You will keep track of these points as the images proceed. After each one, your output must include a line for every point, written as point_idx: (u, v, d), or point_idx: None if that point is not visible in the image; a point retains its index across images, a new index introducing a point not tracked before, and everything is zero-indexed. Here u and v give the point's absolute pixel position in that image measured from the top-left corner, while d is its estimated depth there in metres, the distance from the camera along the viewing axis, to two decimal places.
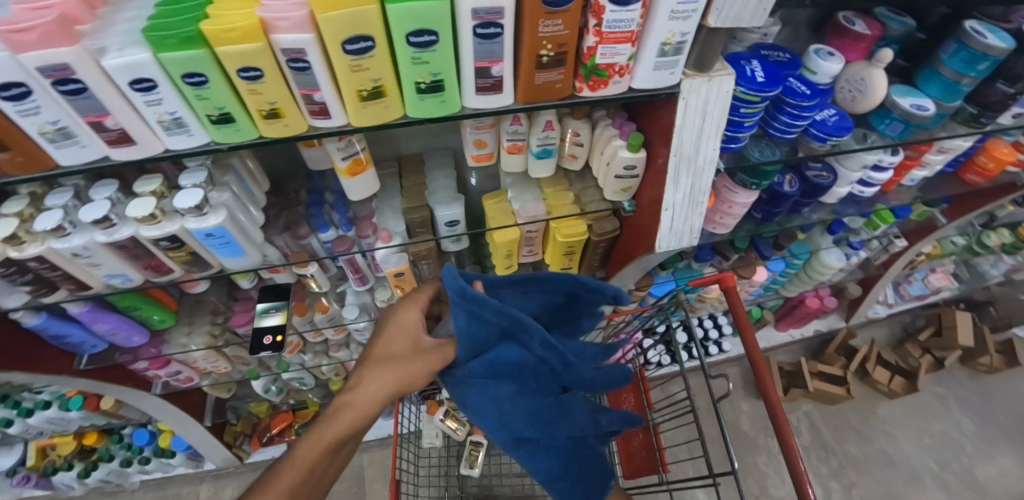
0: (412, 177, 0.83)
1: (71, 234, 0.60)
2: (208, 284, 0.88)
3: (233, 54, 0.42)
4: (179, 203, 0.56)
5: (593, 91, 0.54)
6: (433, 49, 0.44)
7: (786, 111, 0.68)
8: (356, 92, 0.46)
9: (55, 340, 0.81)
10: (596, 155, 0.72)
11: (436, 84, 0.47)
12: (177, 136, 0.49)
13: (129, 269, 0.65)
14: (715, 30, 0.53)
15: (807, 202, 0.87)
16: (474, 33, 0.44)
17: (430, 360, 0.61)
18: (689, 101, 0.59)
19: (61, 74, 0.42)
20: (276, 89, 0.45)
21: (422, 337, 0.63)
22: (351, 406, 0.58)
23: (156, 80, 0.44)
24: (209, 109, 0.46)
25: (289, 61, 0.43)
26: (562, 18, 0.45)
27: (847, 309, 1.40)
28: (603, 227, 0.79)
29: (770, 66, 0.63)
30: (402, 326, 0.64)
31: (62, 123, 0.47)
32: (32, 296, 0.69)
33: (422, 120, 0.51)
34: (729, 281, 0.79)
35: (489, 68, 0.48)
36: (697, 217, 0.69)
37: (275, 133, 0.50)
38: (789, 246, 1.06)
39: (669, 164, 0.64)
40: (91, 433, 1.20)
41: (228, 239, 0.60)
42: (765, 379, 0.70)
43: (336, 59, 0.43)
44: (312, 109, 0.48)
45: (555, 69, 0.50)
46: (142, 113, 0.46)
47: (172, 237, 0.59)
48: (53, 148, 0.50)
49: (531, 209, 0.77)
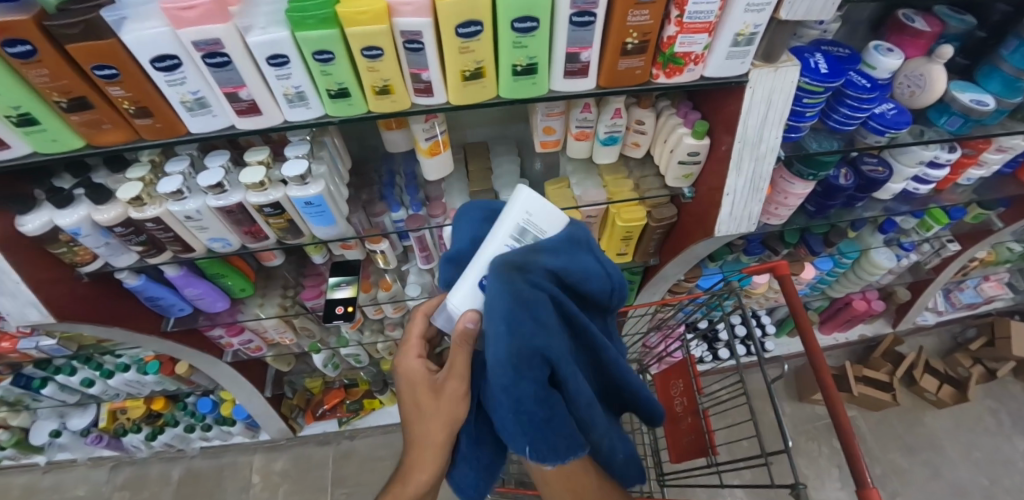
0: (477, 162, 0.88)
1: (187, 198, 0.66)
2: (281, 257, 0.95)
3: (360, 34, 0.47)
4: (287, 171, 0.62)
5: (669, 78, 0.58)
6: (533, 34, 0.49)
7: (846, 103, 0.70)
8: (460, 72, 0.52)
9: (149, 302, 0.89)
10: (659, 143, 0.76)
11: (531, 67, 0.52)
12: (297, 108, 0.55)
13: (230, 234, 0.72)
14: (785, 22, 0.57)
15: (862, 195, 0.88)
16: (570, 21, 0.49)
17: (447, 398, 0.57)
18: (756, 90, 0.62)
19: (213, 48, 0.48)
20: (391, 67, 0.51)
21: (432, 375, 0.60)
22: (420, 463, 0.58)
23: (290, 56, 0.50)
24: (330, 84, 0.52)
25: (406, 43, 0.49)
26: (649, 9, 0.50)
27: (895, 314, 1.39)
28: (661, 213, 0.82)
29: (833, 59, 0.65)
30: (412, 375, 0.61)
31: (199, 93, 0.54)
32: (142, 257, 0.77)
33: (513, 100, 0.57)
34: (783, 269, 0.81)
35: (579, 54, 0.52)
36: (756, 204, 0.72)
37: (384, 108, 0.55)
38: (839, 244, 1.07)
39: (732, 150, 0.67)
40: (159, 399, 1.28)
41: (323, 208, 0.66)
42: (819, 362, 0.72)
43: (447, 42, 0.49)
44: (418, 87, 0.54)
45: (637, 56, 0.54)
46: (271, 86, 0.53)
47: (275, 203, 0.65)
48: (189, 116, 0.56)
49: (592, 195, 0.82)
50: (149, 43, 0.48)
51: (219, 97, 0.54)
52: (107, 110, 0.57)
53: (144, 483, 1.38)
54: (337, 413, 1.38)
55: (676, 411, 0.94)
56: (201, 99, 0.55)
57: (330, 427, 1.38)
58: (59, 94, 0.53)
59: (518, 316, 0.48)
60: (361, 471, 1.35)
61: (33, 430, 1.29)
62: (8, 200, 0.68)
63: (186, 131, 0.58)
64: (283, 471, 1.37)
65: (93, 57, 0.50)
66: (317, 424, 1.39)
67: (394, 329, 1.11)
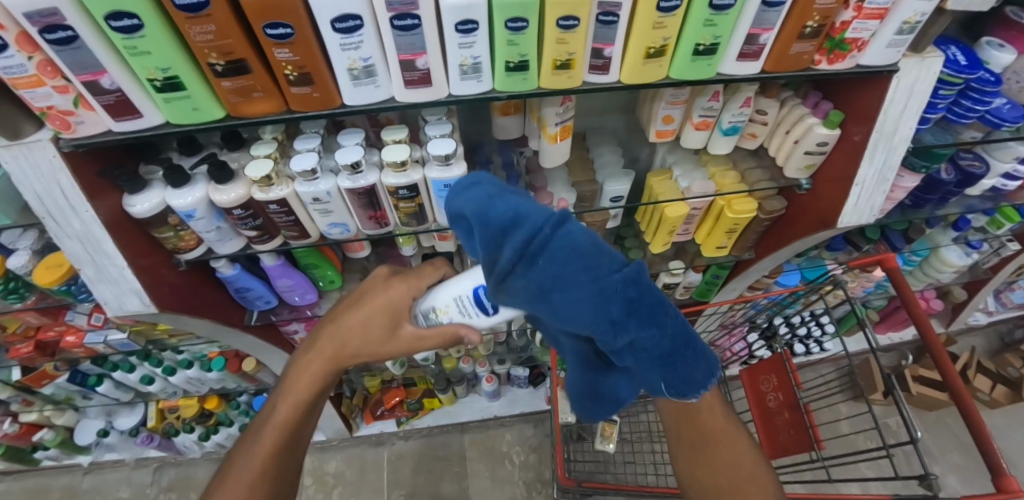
0: (577, 153, 0.88)
1: (319, 178, 0.64)
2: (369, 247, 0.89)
3: (563, 4, 0.47)
4: (434, 151, 0.60)
5: (830, 65, 0.60)
6: (726, 12, 0.50)
7: (969, 96, 0.71)
8: (644, 49, 0.52)
9: (237, 293, 0.86)
10: (779, 133, 0.76)
11: (713, 46, 0.53)
12: (469, 81, 0.53)
13: (352, 218, 0.70)
14: (946, 13, 0.58)
15: (958, 190, 0.88)
16: (764, 1, 0.51)
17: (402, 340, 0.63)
18: (903, 78, 0.63)
19: (407, 8, 0.46)
20: (579, 40, 0.50)
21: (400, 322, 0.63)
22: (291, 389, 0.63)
23: (480, 23, 0.48)
24: (512, 56, 0.51)
25: (600, 15, 0.49)
26: None
27: (949, 314, 1.40)
28: (772, 206, 0.82)
29: (968, 51, 0.66)
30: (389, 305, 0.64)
31: (369, 60, 0.51)
32: (250, 242, 0.74)
33: (679, 81, 0.57)
34: (892, 261, 0.81)
35: (759, 36, 0.54)
36: (881, 194, 0.73)
37: (555, 84, 0.54)
38: (914, 242, 1.07)
39: (869, 140, 0.68)
40: (212, 397, 1.25)
41: (460, 192, 0.65)
42: (942, 352, 0.72)
43: (644, 15, 0.49)
44: (595, 63, 0.54)
45: (811, 40, 0.55)
46: (450, 56, 0.51)
47: (413, 185, 0.63)
48: (352, 86, 0.53)
49: (700, 186, 0.82)
50: (337, 0, 0.45)
51: (390, 66, 0.52)
52: (262, 77, 0.53)
53: (192, 484, 1.37)
54: (393, 413, 1.35)
55: (770, 408, 0.93)
56: (370, 67, 0.51)
57: (387, 428, 1.35)
58: (217, 56, 0.49)
59: (553, 304, 0.43)
60: (419, 472, 1.32)
61: (78, 429, 1.27)
62: (121, 180, 0.65)
63: (341, 102, 0.55)
64: (336, 473, 1.32)
65: (268, 14, 0.46)
66: (375, 424, 1.36)
67: None
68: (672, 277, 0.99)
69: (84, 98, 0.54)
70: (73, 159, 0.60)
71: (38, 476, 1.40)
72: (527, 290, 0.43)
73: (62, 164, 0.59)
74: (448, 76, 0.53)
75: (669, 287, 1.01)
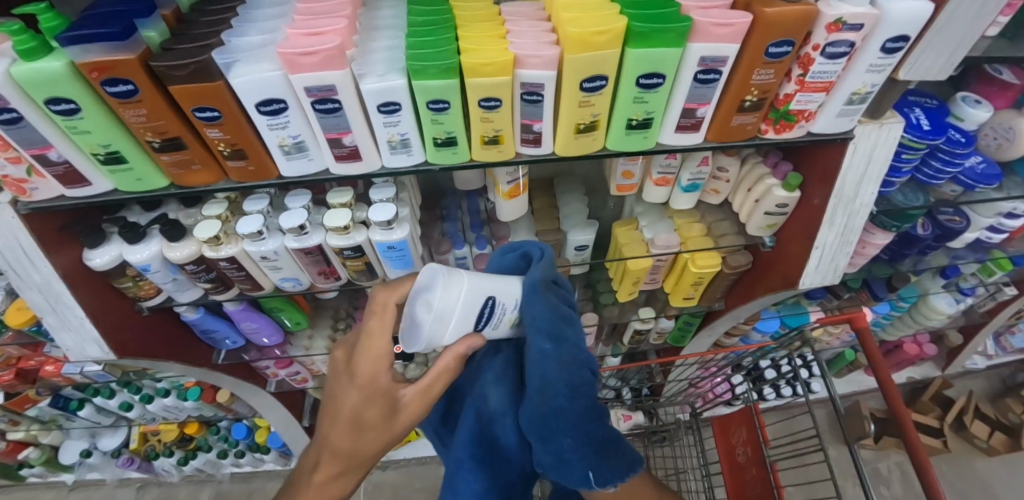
0: (543, 200, 0.87)
1: (265, 238, 0.64)
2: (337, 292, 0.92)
3: (483, 86, 0.47)
4: (375, 217, 0.60)
5: (777, 134, 0.58)
6: (656, 90, 0.49)
7: (938, 157, 0.69)
8: (574, 124, 0.51)
9: (204, 334, 0.87)
10: (741, 191, 0.74)
11: (647, 121, 0.52)
12: (399, 155, 0.53)
13: (302, 273, 0.69)
14: (899, 83, 0.56)
15: (936, 244, 0.85)
16: (695, 78, 0.49)
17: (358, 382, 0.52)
18: (858, 145, 0.61)
19: (325, 94, 0.47)
20: (505, 118, 0.50)
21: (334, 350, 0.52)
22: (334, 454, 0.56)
23: (402, 104, 0.48)
24: (438, 133, 0.51)
25: (525, 94, 0.48)
26: (774, 68, 0.50)
27: (945, 357, 1.35)
28: (737, 261, 0.80)
29: (933, 114, 0.64)
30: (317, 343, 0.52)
31: (299, 138, 0.51)
32: (207, 292, 0.74)
33: (617, 153, 0.56)
34: (862, 321, 0.78)
35: (695, 110, 0.52)
36: (844, 257, 0.71)
37: (487, 158, 0.54)
38: (901, 290, 1.01)
39: (827, 204, 0.66)
40: (192, 423, 1.26)
41: (405, 253, 0.64)
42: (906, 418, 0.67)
43: (570, 94, 0.48)
44: (527, 137, 0.53)
45: (752, 113, 0.54)
46: (376, 133, 0.51)
47: (357, 247, 0.63)
48: (284, 160, 0.53)
49: (664, 239, 0.81)
50: (260, 85, 0.46)
51: (319, 142, 0.52)
52: (198, 150, 0.53)
53: None
54: None
55: (739, 461, 0.91)
56: (301, 142, 0.52)
57: None
58: (154, 134, 0.51)
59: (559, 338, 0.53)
60: None
61: (63, 449, 1.30)
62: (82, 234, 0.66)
63: (278, 173, 0.56)
64: None
65: (196, 98, 0.47)
66: None
67: None
68: (644, 323, 0.96)
69: (35, 167, 0.55)
70: (32, 219, 0.61)
71: (25, 491, 1.43)
72: (545, 310, 0.53)
73: (21, 224, 0.60)
74: (379, 151, 0.53)
75: (641, 332, 0.99)
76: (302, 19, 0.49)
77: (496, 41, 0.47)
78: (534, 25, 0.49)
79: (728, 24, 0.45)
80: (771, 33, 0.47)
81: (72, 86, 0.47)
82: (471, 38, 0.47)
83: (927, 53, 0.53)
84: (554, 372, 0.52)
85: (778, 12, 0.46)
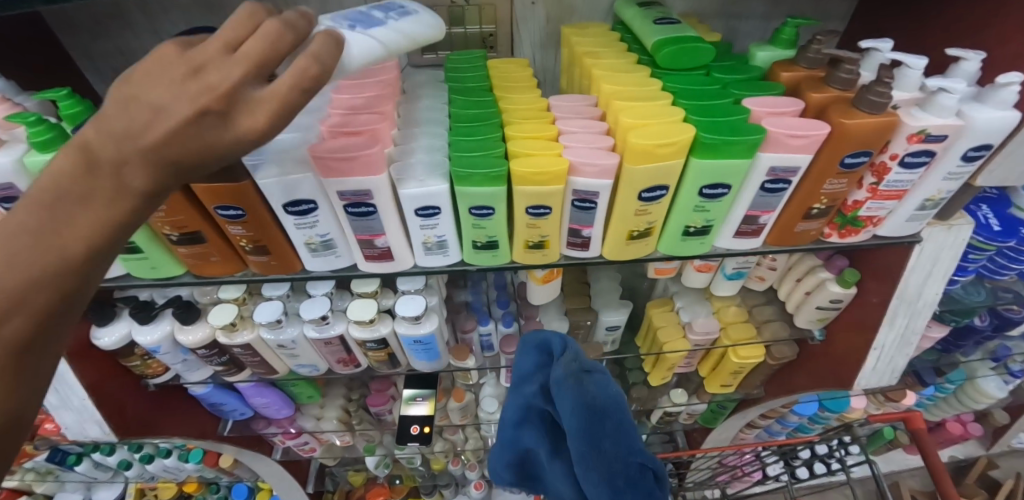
0: (572, 275, 0.82)
1: (285, 326, 0.59)
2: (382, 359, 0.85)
3: (533, 194, 0.42)
4: (403, 312, 0.56)
5: (842, 238, 0.54)
6: (720, 199, 0.45)
7: (1004, 253, 0.64)
8: (627, 231, 0.47)
9: (211, 406, 0.81)
10: (789, 280, 0.69)
11: (705, 228, 0.48)
12: (433, 256, 0.49)
13: (321, 360, 0.64)
14: (975, 188, 0.52)
15: (994, 335, 0.79)
16: (762, 186, 0.45)
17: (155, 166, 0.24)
18: (925, 247, 0.57)
19: (359, 198, 0.42)
20: (553, 224, 0.45)
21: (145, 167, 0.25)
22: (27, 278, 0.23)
23: (442, 208, 0.44)
24: (479, 236, 0.46)
25: (576, 201, 0.44)
26: (848, 177, 0.46)
27: (989, 435, 1.26)
28: (783, 351, 0.75)
29: (1001, 210, 0.60)
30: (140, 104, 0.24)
31: (328, 237, 0.47)
32: (217, 373, 0.69)
33: (668, 257, 0.51)
34: (918, 421, 0.73)
35: (758, 217, 0.48)
36: (903, 358, 0.66)
37: (529, 261, 0.50)
38: (948, 373, 0.92)
39: (889, 305, 0.61)
40: (192, 482, 1.19)
41: (432, 346, 0.60)
42: None
43: (626, 203, 0.44)
44: (573, 241, 0.48)
45: (818, 220, 0.50)
46: (412, 235, 0.47)
47: (381, 339, 0.59)
48: (310, 257, 0.49)
49: (704, 323, 0.76)
50: (290, 187, 0.43)
51: (349, 242, 0.48)
52: (217, 244, 0.49)
53: None
54: None
55: None
56: (329, 241, 0.48)
57: None
58: (171, 228, 0.47)
59: (593, 426, 0.41)
60: None
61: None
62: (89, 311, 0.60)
63: (302, 268, 0.51)
64: None
65: (220, 196, 0.43)
66: None
67: (455, 433, 1.02)
68: (674, 407, 0.90)
69: None
70: None
71: None
72: (588, 397, 0.42)
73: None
74: (412, 251, 0.49)
75: (672, 413, 0.92)
76: (337, 114, 0.45)
77: (548, 145, 0.43)
78: (587, 124, 0.45)
79: (803, 136, 0.41)
80: (848, 144, 0.43)
81: None
82: (522, 141, 0.43)
83: (1010, 162, 0.48)
84: (606, 471, 0.40)
85: (860, 124, 0.42)
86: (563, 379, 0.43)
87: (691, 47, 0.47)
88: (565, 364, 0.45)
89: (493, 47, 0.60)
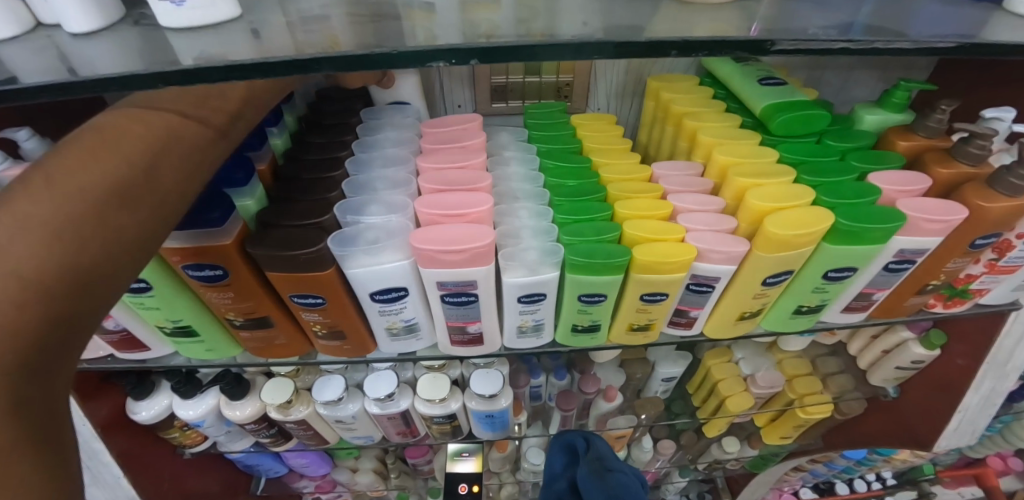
0: None
1: (345, 401, 0.55)
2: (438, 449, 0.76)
3: (650, 282, 0.39)
4: (478, 389, 0.51)
5: (945, 308, 0.51)
6: (842, 280, 0.42)
7: None
8: (738, 312, 0.44)
9: (247, 467, 0.76)
10: (862, 336, 0.66)
11: (818, 307, 0.45)
12: (526, 339, 0.45)
13: (378, 431, 0.60)
14: None
15: None
16: (886, 266, 0.42)
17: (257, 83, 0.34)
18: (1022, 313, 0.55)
19: (462, 288, 0.38)
20: (663, 309, 0.42)
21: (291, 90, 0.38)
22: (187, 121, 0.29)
23: (548, 294, 0.40)
24: (581, 320, 0.42)
25: (692, 283, 0.41)
26: (972, 255, 0.43)
27: None
28: (851, 406, 0.72)
29: None
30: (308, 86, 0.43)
31: (412, 322, 0.43)
32: (260, 442, 0.64)
33: (769, 332, 0.48)
34: None
35: (871, 293, 0.45)
36: (984, 418, 0.64)
37: (627, 341, 0.46)
38: (1002, 416, 0.90)
39: (978, 369, 0.59)
40: None
41: (503, 419, 0.56)
42: None
43: (746, 287, 0.41)
44: (677, 320, 0.45)
45: (928, 294, 0.48)
46: (507, 319, 0.43)
47: (450, 414, 0.55)
48: (388, 340, 0.45)
49: (768, 376, 0.73)
50: (382, 276, 0.38)
51: (435, 326, 0.44)
52: (286, 326, 0.45)
53: None
54: None
55: None
56: (413, 325, 0.43)
57: None
58: (237, 313, 0.42)
59: None
60: None
61: None
62: (129, 387, 0.56)
63: (376, 349, 0.47)
64: None
65: (301, 286, 0.39)
66: None
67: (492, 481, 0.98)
68: (724, 455, 0.87)
69: None
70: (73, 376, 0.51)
71: None
72: (605, 482, 0.52)
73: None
74: (503, 334, 0.44)
75: (721, 460, 0.89)
76: (429, 190, 0.41)
77: (667, 226, 0.39)
78: (701, 201, 0.42)
79: (943, 220, 0.39)
80: (983, 227, 0.40)
81: (148, 269, 0.38)
82: (638, 224, 0.39)
83: None
84: None
85: (999, 208, 0.39)
86: (587, 475, 0.53)
87: (804, 115, 0.44)
88: (590, 463, 0.55)
89: (568, 98, 0.57)
